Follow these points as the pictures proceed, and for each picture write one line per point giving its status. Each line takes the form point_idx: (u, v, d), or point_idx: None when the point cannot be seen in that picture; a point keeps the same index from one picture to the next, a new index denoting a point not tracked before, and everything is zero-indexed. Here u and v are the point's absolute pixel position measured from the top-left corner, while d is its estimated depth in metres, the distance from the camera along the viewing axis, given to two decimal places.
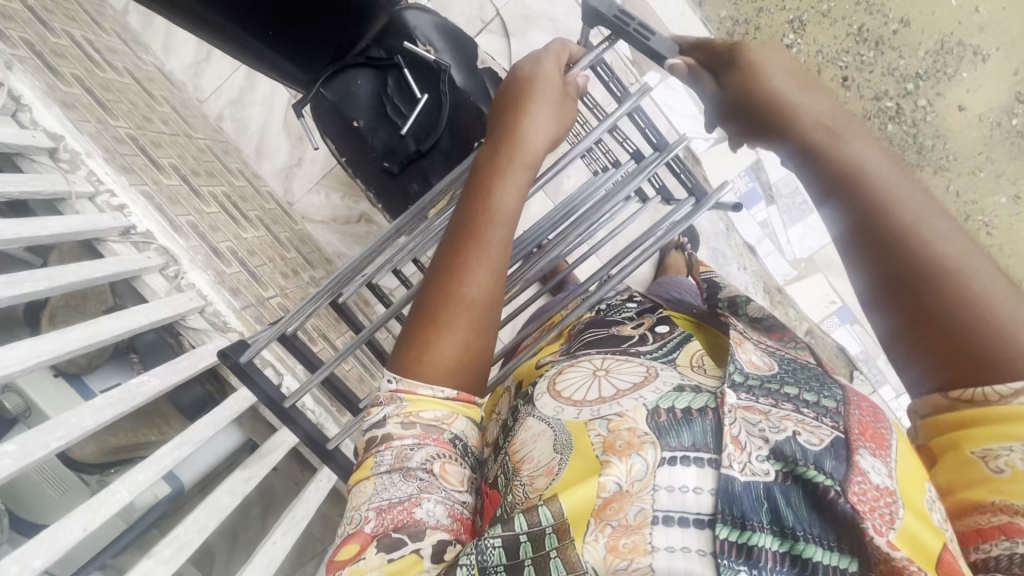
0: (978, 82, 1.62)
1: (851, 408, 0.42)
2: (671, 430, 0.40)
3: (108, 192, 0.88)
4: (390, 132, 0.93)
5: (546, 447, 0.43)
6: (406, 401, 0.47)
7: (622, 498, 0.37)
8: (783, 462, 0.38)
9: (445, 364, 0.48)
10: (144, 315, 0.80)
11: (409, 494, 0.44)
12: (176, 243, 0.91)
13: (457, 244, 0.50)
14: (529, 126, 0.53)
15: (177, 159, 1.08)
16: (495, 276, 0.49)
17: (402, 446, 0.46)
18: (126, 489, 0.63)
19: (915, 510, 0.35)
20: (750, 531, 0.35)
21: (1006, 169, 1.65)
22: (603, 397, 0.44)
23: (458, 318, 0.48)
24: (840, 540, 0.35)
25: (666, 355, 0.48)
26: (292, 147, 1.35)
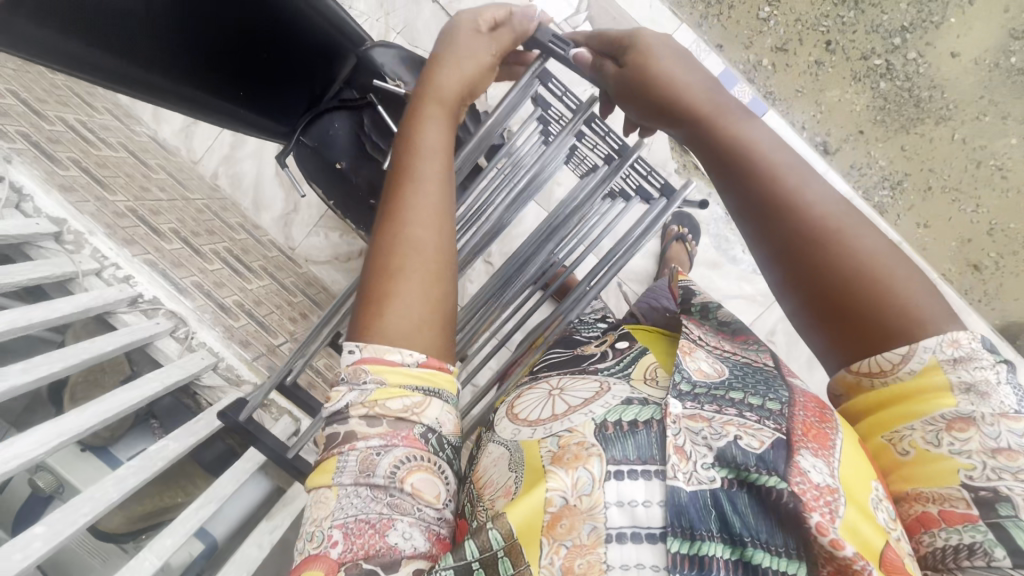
0: (968, 25, 1.57)
1: (796, 408, 0.41)
2: (617, 442, 0.40)
3: (113, 265, 0.91)
4: (372, 168, 0.96)
5: (504, 468, 0.44)
6: (369, 384, 0.46)
7: (571, 513, 0.38)
8: (730, 467, 0.38)
9: (403, 310, 0.47)
10: (159, 381, 0.82)
11: (381, 514, 0.43)
12: (183, 305, 0.94)
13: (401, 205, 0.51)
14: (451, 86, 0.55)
15: (177, 223, 1.11)
16: (439, 218, 0.50)
17: (367, 447, 0.45)
18: (155, 556, 0.65)
19: (851, 505, 0.36)
20: (700, 542, 0.36)
21: (1011, 109, 1.59)
22: (555, 414, 0.45)
23: (408, 260, 0.48)
24: (785, 543, 0.36)
25: (622, 370, 0.49)
26: (286, 194, 1.38)
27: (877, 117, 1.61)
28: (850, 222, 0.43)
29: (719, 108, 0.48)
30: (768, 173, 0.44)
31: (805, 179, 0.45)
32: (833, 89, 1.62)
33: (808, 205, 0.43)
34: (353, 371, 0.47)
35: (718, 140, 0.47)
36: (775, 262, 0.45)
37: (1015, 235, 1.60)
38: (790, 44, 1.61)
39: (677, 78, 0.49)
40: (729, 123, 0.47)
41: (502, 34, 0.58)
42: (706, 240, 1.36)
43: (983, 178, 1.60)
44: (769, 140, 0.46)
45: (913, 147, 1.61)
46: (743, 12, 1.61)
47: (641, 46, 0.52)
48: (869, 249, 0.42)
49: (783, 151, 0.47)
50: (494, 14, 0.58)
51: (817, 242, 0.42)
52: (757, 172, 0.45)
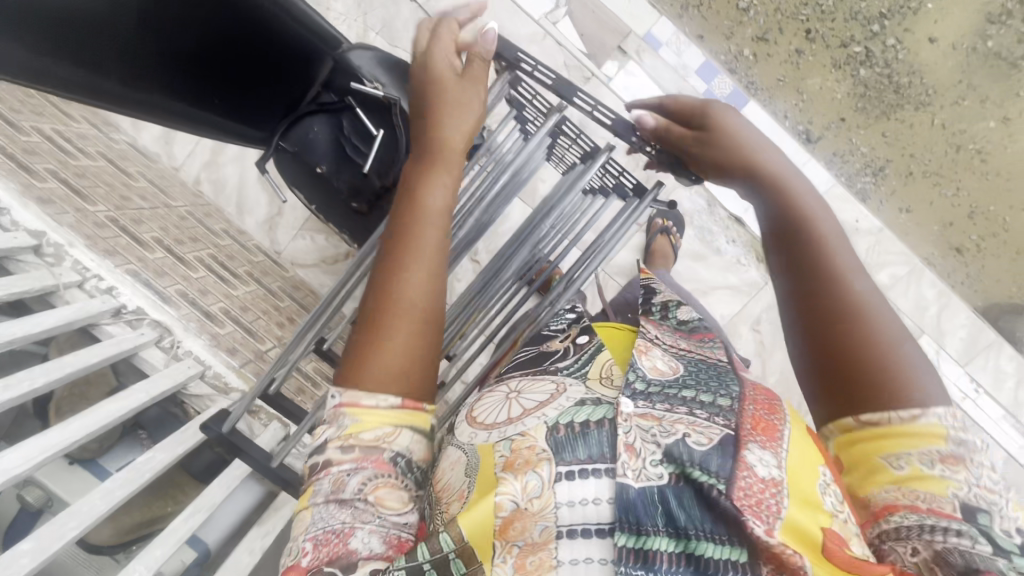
0: (946, 10, 1.58)
1: (745, 404, 0.48)
2: (568, 446, 0.45)
3: (95, 277, 0.91)
4: (353, 172, 0.95)
5: (460, 474, 0.48)
6: (347, 421, 0.46)
7: (522, 516, 0.42)
8: (674, 464, 0.44)
9: (389, 369, 0.47)
10: (145, 391, 0.82)
11: (344, 523, 0.44)
12: (168, 314, 0.94)
13: (388, 256, 0.50)
14: (436, 126, 0.54)
15: (160, 231, 1.11)
16: (436, 280, 0.50)
17: (341, 472, 0.45)
18: (144, 565, 0.65)
19: (792, 498, 0.42)
20: (646, 537, 0.41)
21: (989, 93, 1.60)
22: (510, 419, 0.49)
23: (405, 324, 0.48)
24: (729, 534, 0.42)
25: (579, 369, 0.53)
26: (270, 198, 1.38)
27: (858, 104, 1.62)
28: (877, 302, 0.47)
29: (789, 175, 0.51)
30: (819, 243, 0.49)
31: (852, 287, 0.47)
32: (814, 77, 1.62)
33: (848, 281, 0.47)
34: (333, 414, 0.47)
35: (782, 198, 0.50)
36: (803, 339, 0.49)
37: (996, 217, 1.62)
38: (771, 33, 1.62)
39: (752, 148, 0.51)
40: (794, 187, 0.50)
41: (474, 64, 0.56)
42: (690, 232, 1.37)
43: (963, 161, 1.61)
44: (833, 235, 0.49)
45: (893, 133, 1.62)
46: (723, 2, 1.61)
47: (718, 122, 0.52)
48: (901, 356, 0.45)
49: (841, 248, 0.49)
50: (457, 39, 0.56)
51: (848, 328, 0.46)
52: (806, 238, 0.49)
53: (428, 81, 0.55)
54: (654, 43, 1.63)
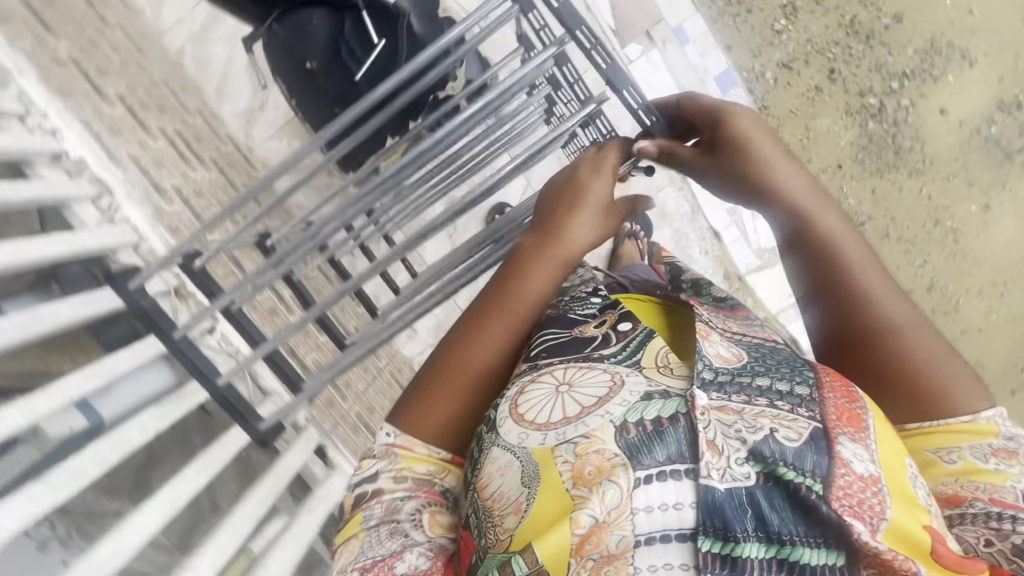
0: (962, 86, 1.61)
1: (826, 392, 0.50)
2: (643, 449, 0.46)
3: (40, 114, 0.83)
4: (342, 77, 0.91)
5: (514, 482, 0.47)
6: (400, 457, 0.54)
7: (600, 530, 0.43)
8: (762, 463, 0.45)
9: (443, 418, 0.55)
10: (66, 243, 0.76)
11: (392, 550, 0.50)
12: (113, 174, 0.88)
13: (480, 314, 0.58)
14: (574, 228, 0.59)
15: (125, 90, 1.03)
16: (506, 350, 0.57)
17: (393, 499, 0.52)
18: (20, 413, 0.58)
19: (892, 497, 0.44)
20: (734, 543, 0.42)
21: (979, 177, 1.64)
22: (567, 417, 0.49)
23: (466, 382, 0.56)
24: (826, 536, 0.43)
25: (631, 359, 0.53)
26: (254, 90, 1.30)
27: (857, 156, 1.64)
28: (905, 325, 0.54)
29: (813, 200, 0.56)
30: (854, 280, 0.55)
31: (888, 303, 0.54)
32: (824, 117, 1.63)
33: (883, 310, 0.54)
34: (384, 449, 0.56)
35: (816, 232, 0.55)
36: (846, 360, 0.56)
37: (950, 296, 1.67)
38: (795, 63, 1.61)
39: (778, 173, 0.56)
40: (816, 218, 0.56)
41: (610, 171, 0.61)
42: (667, 233, 1.36)
43: (937, 237, 1.66)
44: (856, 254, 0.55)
45: (882, 193, 1.65)
46: (759, 19, 1.61)
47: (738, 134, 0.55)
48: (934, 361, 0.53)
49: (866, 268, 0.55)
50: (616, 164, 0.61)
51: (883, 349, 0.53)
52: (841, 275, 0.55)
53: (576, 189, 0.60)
54: (682, 38, 1.60)
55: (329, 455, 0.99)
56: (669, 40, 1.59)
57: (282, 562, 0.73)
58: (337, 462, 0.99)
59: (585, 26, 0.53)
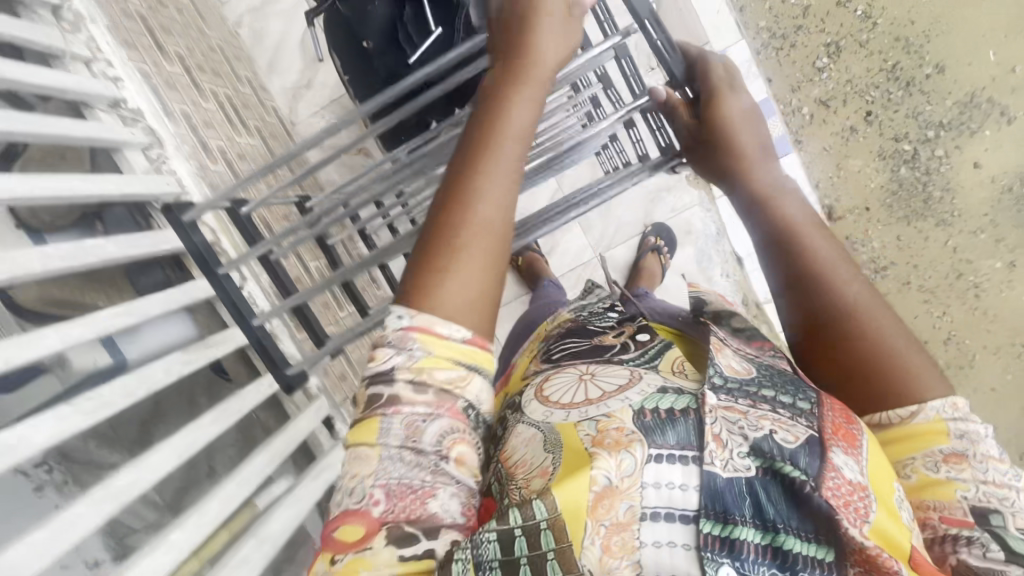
0: (998, 142, 1.60)
1: (824, 409, 0.49)
2: (657, 430, 0.45)
3: (105, 61, 0.86)
4: (396, 59, 0.92)
5: (539, 449, 0.47)
6: (417, 351, 0.44)
7: (612, 493, 0.42)
8: (761, 457, 0.44)
9: (459, 291, 0.46)
10: (117, 186, 0.78)
11: (424, 482, 0.43)
12: (166, 127, 0.91)
13: (461, 167, 0.49)
14: (539, 48, 0.51)
15: (184, 50, 1.06)
16: (504, 200, 0.49)
17: (413, 414, 0.44)
18: (57, 337, 0.60)
19: (880, 504, 0.43)
20: (733, 525, 0.41)
21: (1008, 234, 1.62)
22: (589, 399, 0.50)
23: (471, 245, 0.47)
24: (816, 532, 0.42)
25: (649, 361, 0.55)
26: (304, 67, 1.33)
27: (886, 200, 1.65)
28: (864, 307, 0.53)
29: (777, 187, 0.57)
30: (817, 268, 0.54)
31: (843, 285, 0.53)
32: (857, 158, 1.64)
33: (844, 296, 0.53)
34: (398, 337, 0.45)
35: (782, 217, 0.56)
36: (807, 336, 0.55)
37: (965, 351, 1.65)
38: (834, 101, 1.63)
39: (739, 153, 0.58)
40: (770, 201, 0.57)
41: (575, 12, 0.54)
42: (690, 251, 1.37)
43: (958, 289, 1.64)
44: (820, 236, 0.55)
45: (907, 239, 1.65)
46: (801, 55, 1.63)
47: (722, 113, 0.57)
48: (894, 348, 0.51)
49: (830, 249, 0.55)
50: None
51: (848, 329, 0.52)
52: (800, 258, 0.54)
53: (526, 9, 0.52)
54: None
55: (336, 427, 1.01)
56: None
57: (286, 520, 0.74)
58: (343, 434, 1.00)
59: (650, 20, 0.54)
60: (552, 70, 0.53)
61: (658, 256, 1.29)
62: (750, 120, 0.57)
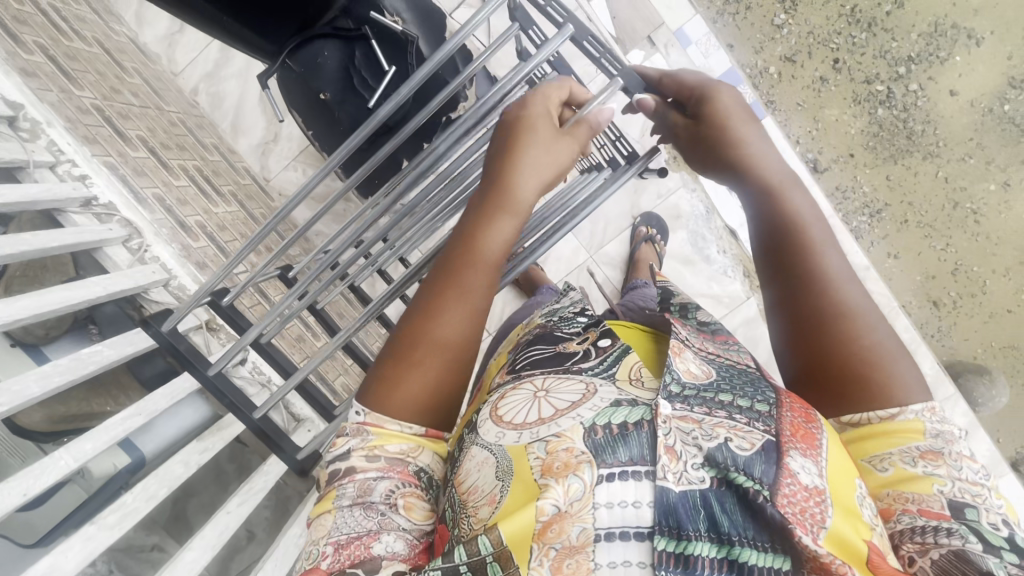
0: (971, 66, 1.57)
1: (783, 410, 0.46)
2: (607, 448, 0.43)
3: (69, 162, 0.86)
4: (357, 104, 0.92)
5: (489, 475, 0.45)
6: (372, 435, 0.49)
7: (561, 519, 0.40)
8: (715, 467, 0.42)
9: (418, 394, 0.51)
10: (103, 286, 0.78)
11: (369, 528, 0.46)
12: (140, 215, 0.90)
13: (436, 284, 0.53)
14: (517, 173, 0.54)
15: (146, 132, 1.06)
16: (470, 316, 0.52)
17: (366, 479, 0.47)
18: (71, 456, 0.62)
19: (836, 509, 0.40)
20: (687, 541, 0.39)
21: (997, 156, 1.59)
22: (542, 418, 0.47)
23: (429, 356, 0.51)
24: (772, 542, 0.40)
25: (606, 371, 0.50)
26: (268, 122, 1.33)
27: (869, 143, 1.62)
28: (844, 277, 0.52)
29: (781, 184, 0.55)
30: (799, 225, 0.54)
31: (850, 299, 0.51)
32: (832, 107, 1.62)
33: (824, 261, 0.52)
34: (356, 428, 0.51)
35: (782, 219, 0.54)
36: (797, 354, 0.52)
37: (976, 278, 1.61)
38: (799, 56, 1.61)
39: (738, 114, 0.56)
40: (758, 163, 0.56)
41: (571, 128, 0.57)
42: (682, 235, 1.36)
43: (957, 219, 1.61)
44: (831, 253, 0.53)
45: (897, 178, 1.62)
46: (759, 16, 1.61)
47: (719, 112, 0.56)
48: (892, 371, 0.48)
49: (840, 264, 0.53)
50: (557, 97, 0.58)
51: (847, 342, 0.49)
52: (787, 216, 0.54)
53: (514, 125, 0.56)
54: (684, 41, 1.62)
55: None
56: (671, 43, 1.61)
57: None
58: None
59: (590, 36, 0.60)
60: (531, 203, 0.55)
61: (651, 245, 1.28)
62: (750, 126, 0.56)
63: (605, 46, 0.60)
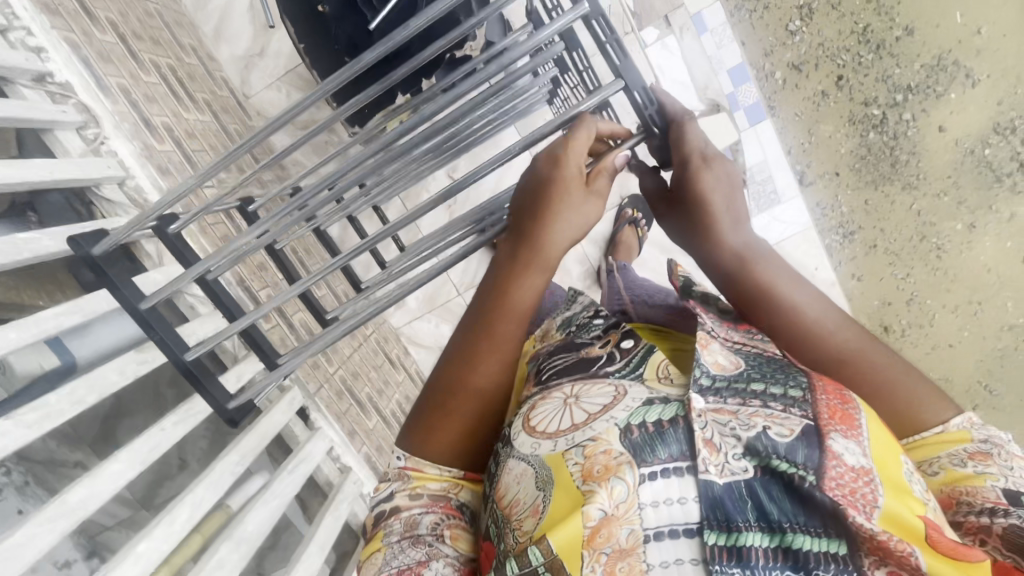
0: (964, 105, 1.58)
1: (819, 394, 0.49)
2: (646, 447, 0.47)
3: (23, 28, 0.76)
4: (355, 24, 0.86)
5: (530, 485, 0.49)
6: (413, 478, 0.57)
7: (609, 523, 0.44)
8: (756, 456, 0.46)
9: (453, 437, 0.57)
10: (48, 170, 0.71)
11: (416, 558, 0.52)
12: (102, 103, 0.83)
13: (472, 343, 0.57)
14: (555, 234, 0.55)
15: (117, 16, 0.96)
16: (501, 368, 0.57)
17: (412, 515, 0.55)
18: None
19: (887, 489, 0.43)
20: (738, 534, 0.43)
21: (969, 197, 1.62)
22: (575, 424, 0.51)
23: (465, 405, 0.56)
24: (825, 527, 0.43)
25: (633, 372, 0.54)
26: (255, 34, 1.24)
27: (855, 165, 1.65)
28: (831, 323, 0.54)
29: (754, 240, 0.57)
30: (764, 287, 0.55)
31: (842, 343, 0.53)
32: (827, 124, 1.64)
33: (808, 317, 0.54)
34: (398, 472, 0.59)
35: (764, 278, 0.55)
36: None
37: (928, 311, 1.68)
38: (806, 66, 1.61)
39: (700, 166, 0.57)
40: (725, 223, 0.57)
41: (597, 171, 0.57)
42: None
43: (920, 252, 1.66)
44: (813, 300, 0.55)
45: (875, 204, 1.66)
46: (775, 18, 1.60)
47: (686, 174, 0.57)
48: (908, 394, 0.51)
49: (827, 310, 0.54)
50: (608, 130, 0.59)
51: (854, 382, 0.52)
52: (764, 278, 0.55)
53: (558, 165, 0.55)
54: (700, 26, 1.61)
55: (310, 417, 1.04)
56: (687, 27, 1.60)
57: (260, 520, 0.79)
58: (318, 425, 1.05)
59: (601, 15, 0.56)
60: (562, 255, 0.57)
61: (634, 229, 1.28)
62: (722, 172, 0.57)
63: (614, 30, 0.56)
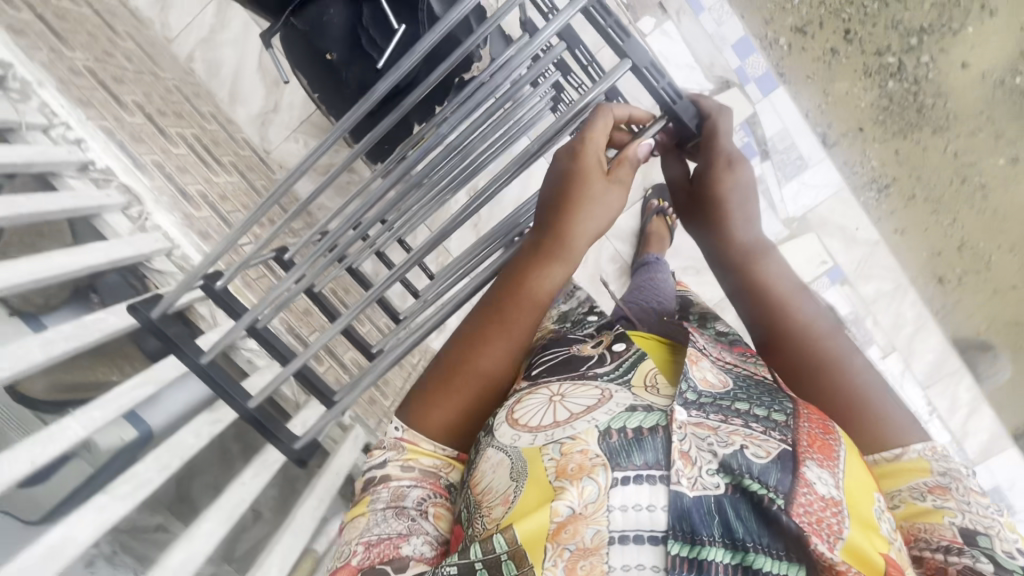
0: (984, 37, 1.52)
1: (800, 421, 0.49)
2: (622, 453, 0.46)
3: (63, 124, 0.83)
4: (364, 66, 0.88)
5: (504, 478, 0.48)
6: (407, 450, 0.55)
7: (575, 521, 0.43)
8: (729, 474, 0.45)
9: (448, 418, 0.56)
10: (104, 253, 0.75)
11: (398, 530, 0.49)
12: (141, 182, 0.87)
13: (483, 323, 0.57)
14: (577, 223, 0.56)
15: (141, 97, 1.01)
16: (509, 355, 0.57)
17: (401, 486, 0.52)
18: (79, 425, 0.59)
19: (853, 521, 0.43)
20: (700, 547, 0.42)
21: (1005, 130, 1.56)
22: (557, 421, 0.50)
23: (468, 383, 0.56)
24: (786, 550, 0.42)
25: (621, 376, 0.53)
26: (267, 91, 1.28)
27: (879, 117, 1.59)
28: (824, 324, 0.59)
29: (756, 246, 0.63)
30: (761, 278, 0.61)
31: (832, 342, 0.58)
32: (843, 80, 1.59)
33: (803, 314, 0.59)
34: (393, 443, 0.56)
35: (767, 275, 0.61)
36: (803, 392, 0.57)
37: (982, 254, 1.60)
38: (810, 26, 1.58)
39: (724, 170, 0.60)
40: (735, 220, 0.62)
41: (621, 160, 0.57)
42: None
43: (964, 195, 1.59)
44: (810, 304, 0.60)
45: (906, 153, 1.60)
46: None
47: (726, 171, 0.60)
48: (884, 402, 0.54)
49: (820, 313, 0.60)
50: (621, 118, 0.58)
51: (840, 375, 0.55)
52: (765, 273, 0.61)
53: (577, 157, 0.55)
54: (696, 6, 1.59)
55: None
56: (683, 10, 1.58)
57: None
58: None
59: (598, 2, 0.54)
60: (584, 250, 0.58)
61: (664, 218, 1.26)
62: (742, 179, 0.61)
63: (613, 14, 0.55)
